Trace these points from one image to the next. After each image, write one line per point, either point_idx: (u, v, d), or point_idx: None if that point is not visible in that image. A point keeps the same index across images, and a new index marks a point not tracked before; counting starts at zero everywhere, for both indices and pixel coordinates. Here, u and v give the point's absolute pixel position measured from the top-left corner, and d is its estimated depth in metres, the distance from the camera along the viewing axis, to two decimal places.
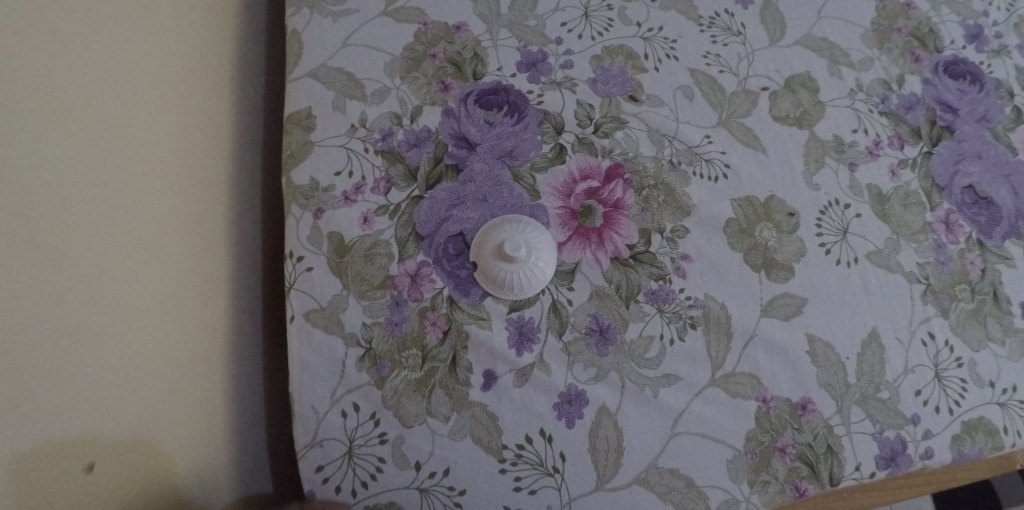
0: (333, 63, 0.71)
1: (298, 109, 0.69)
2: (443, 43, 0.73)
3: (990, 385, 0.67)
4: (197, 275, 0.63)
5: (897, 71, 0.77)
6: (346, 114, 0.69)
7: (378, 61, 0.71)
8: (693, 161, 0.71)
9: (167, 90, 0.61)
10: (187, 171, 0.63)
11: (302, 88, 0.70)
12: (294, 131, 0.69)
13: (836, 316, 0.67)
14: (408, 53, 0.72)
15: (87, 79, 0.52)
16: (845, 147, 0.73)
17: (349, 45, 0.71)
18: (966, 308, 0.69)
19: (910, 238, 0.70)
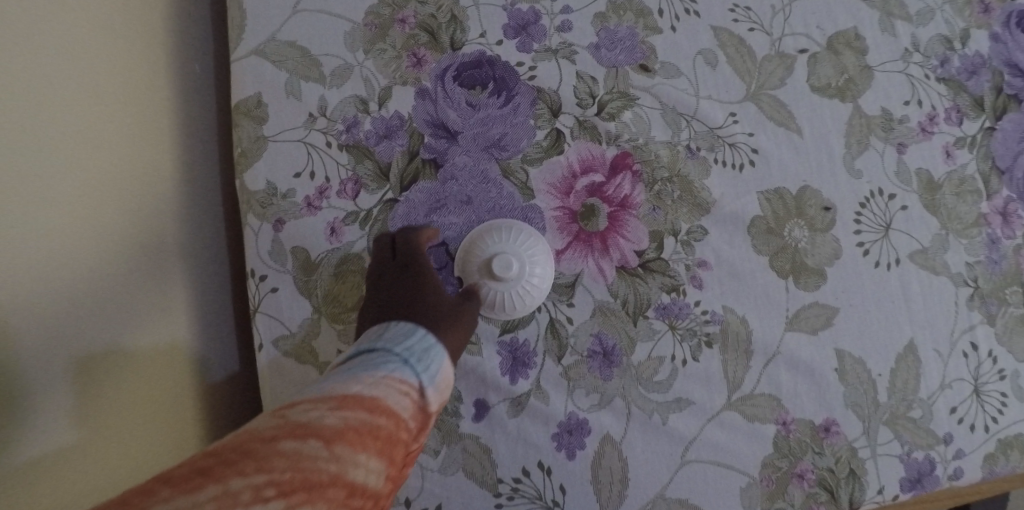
0: (284, 35, 0.58)
1: (244, 96, 0.58)
2: (413, 4, 0.60)
3: None
4: (154, 226, 0.53)
5: (961, 25, 0.64)
6: (303, 101, 0.58)
7: (337, 31, 0.59)
8: (715, 146, 0.61)
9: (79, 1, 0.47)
10: (80, 69, 0.47)
11: (247, 68, 0.58)
12: (242, 123, 0.58)
13: (870, 326, 0.60)
14: (373, 19, 0.59)
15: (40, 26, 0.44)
16: (894, 123, 0.62)
17: (300, 12, 0.59)
18: (1015, 313, 0.61)
19: (960, 232, 0.61)
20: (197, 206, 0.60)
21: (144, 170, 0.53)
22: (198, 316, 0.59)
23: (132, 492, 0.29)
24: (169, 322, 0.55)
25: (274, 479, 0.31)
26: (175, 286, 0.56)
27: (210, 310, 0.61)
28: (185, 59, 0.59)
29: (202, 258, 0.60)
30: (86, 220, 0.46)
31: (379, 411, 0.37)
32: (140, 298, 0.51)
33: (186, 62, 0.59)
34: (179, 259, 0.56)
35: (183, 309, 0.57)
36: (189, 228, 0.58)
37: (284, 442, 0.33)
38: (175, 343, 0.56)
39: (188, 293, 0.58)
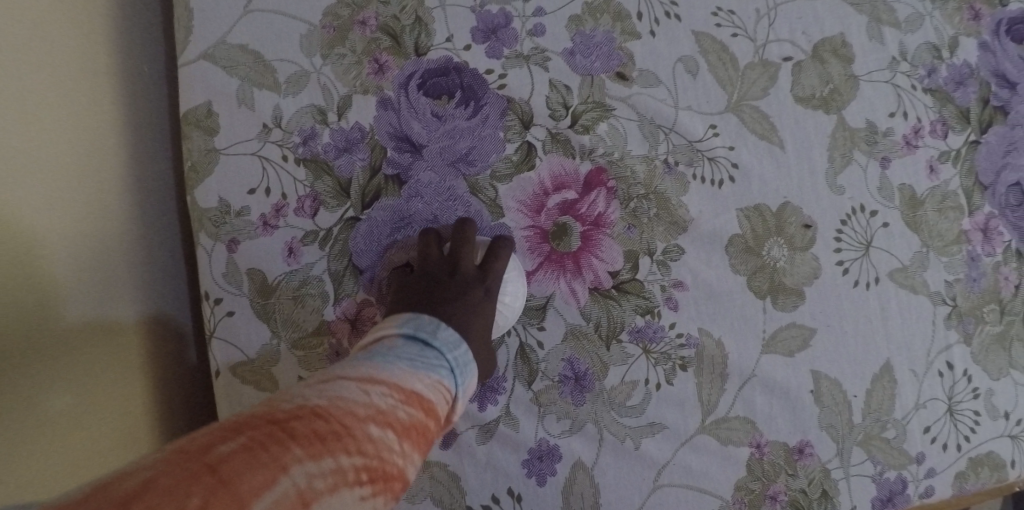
0: (234, 38, 0.54)
1: (193, 104, 0.53)
2: (374, 5, 0.55)
3: (1004, 417, 0.61)
4: (121, 201, 0.52)
5: (950, 32, 0.61)
6: (256, 110, 0.54)
7: (293, 33, 0.54)
8: (694, 161, 0.58)
9: None
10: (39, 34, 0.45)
11: (194, 74, 0.53)
12: (193, 134, 0.53)
13: (847, 347, 0.59)
14: (331, 20, 0.55)
15: None
16: (878, 137, 0.60)
17: (252, 11, 0.54)
18: (992, 332, 0.60)
19: (941, 250, 0.60)
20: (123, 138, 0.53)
21: (107, 144, 0.51)
22: (139, 246, 0.54)
23: (253, 441, 0.29)
24: (105, 268, 0.50)
25: (367, 464, 0.31)
26: (109, 225, 0.50)
27: (152, 239, 0.56)
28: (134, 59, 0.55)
29: (137, 185, 0.54)
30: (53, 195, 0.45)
31: (436, 412, 0.36)
32: (110, 282, 0.50)
33: (134, 59, 0.55)
34: (121, 210, 0.52)
35: (122, 249, 0.52)
36: (110, 154, 0.51)
37: (372, 426, 0.32)
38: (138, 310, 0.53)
39: (124, 223, 0.52)
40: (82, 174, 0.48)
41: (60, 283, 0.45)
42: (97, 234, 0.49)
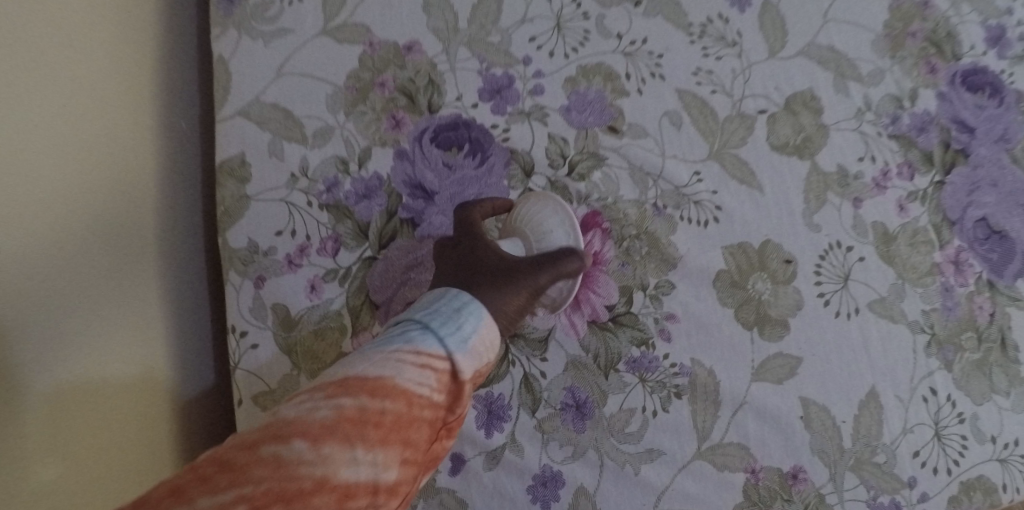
0: (267, 97, 0.61)
1: (229, 155, 0.60)
2: (393, 68, 0.62)
3: (991, 441, 0.63)
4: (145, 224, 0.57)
5: (910, 85, 0.68)
6: (285, 161, 0.60)
7: (321, 95, 0.61)
8: (681, 204, 0.64)
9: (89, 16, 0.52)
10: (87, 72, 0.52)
11: (231, 129, 0.60)
12: (227, 183, 0.60)
13: (833, 375, 0.62)
14: (354, 83, 0.62)
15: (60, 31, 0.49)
16: (849, 180, 0.65)
17: (283, 75, 0.61)
18: (972, 359, 0.63)
19: (916, 281, 0.64)
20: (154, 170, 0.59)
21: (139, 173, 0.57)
22: (175, 270, 0.61)
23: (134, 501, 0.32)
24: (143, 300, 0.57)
25: (248, 492, 0.32)
26: (131, 244, 0.56)
27: (173, 265, 0.61)
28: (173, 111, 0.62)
29: (161, 211, 0.60)
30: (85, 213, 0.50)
31: (381, 393, 0.37)
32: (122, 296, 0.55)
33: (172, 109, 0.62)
34: (142, 232, 0.57)
35: (139, 269, 0.57)
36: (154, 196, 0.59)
37: (269, 447, 0.34)
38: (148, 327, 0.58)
39: (160, 257, 0.60)
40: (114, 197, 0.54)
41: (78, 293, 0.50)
42: (119, 251, 0.54)
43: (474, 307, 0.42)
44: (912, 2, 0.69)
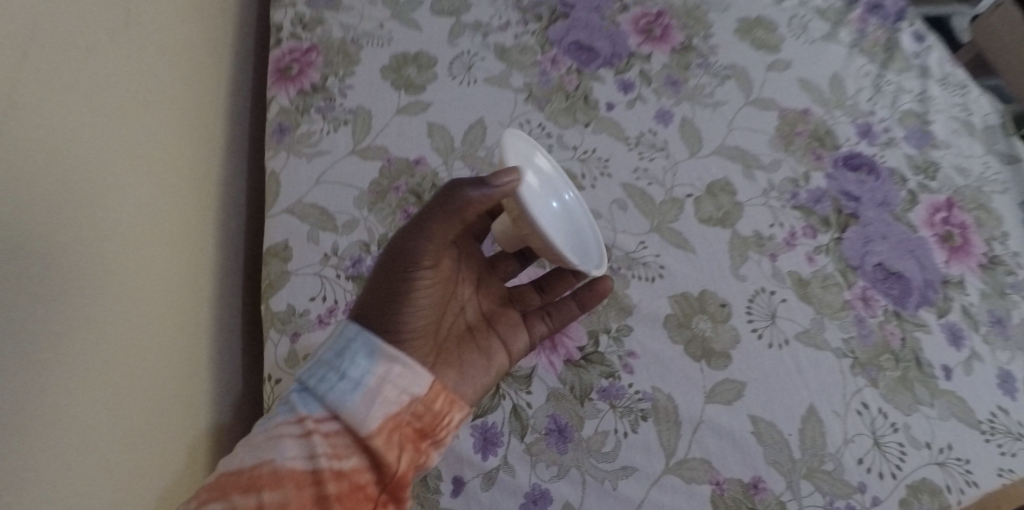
0: (308, 198, 0.81)
1: (275, 242, 0.79)
2: (405, 176, 0.84)
3: (927, 446, 0.72)
4: (184, 277, 0.73)
5: (803, 169, 0.87)
6: (320, 244, 0.78)
7: (349, 196, 0.82)
8: (631, 265, 0.80)
9: (178, 121, 0.76)
10: (170, 154, 0.73)
11: (279, 222, 0.80)
12: (273, 262, 0.78)
13: (775, 395, 0.73)
14: (375, 187, 0.83)
15: (161, 118, 0.72)
16: (765, 241, 0.82)
17: (322, 181, 0.83)
18: (893, 376, 0.75)
19: (833, 315, 0.77)
20: (197, 243, 0.77)
21: (185, 240, 0.75)
22: (215, 303, 0.80)
23: None
24: (195, 318, 0.75)
25: None
26: (175, 287, 0.71)
27: (199, 323, 0.76)
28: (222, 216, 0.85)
29: (195, 278, 0.76)
30: (153, 239, 0.67)
31: (252, 487, 0.52)
32: (166, 325, 0.68)
33: (214, 209, 0.83)
34: (182, 283, 0.73)
35: (177, 307, 0.71)
36: (202, 242, 0.79)
37: None
38: (179, 361, 0.70)
39: (206, 289, 0.78)
40: (169, 243, 0.71)
41: (144, 298, 0.64)
42: (168, 286, 0.69)
43: (356, 350, 0.58)
44: (794, 112, 0.91)
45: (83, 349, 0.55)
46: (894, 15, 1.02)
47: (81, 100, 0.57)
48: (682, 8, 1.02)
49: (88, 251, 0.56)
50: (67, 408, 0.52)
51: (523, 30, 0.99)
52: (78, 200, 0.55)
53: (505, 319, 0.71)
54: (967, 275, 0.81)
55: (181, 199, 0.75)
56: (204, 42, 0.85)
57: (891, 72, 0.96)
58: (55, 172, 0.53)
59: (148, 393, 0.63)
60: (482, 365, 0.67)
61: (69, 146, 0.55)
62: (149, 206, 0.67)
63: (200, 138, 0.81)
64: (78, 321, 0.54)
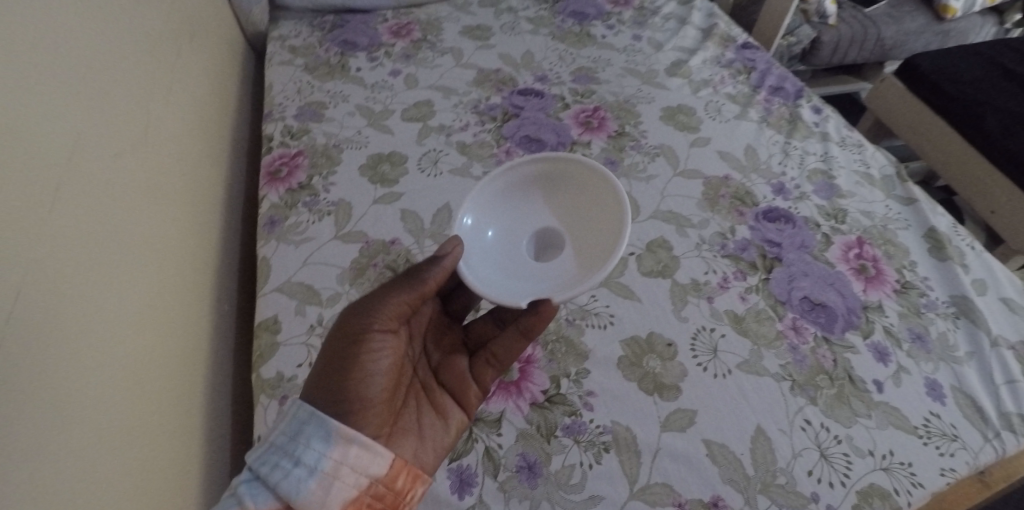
0: (295, 278, 0.93)
1: (266, 317, 0.90)
2: (381, 254, 0.96)
3: (870, 453, 0.76)
4: (184, 340, 0.86)
5: (728, 224, 0.98)
6: (306, 317, 0.89)
7: (333, 274, 0.94)
8: (585, 316, 0.88)
9: (183, 216, 0.93)
10: (175, 237, 0.89)
11: (270, 299, 0.92)
12: (264, 335, 0.89)
13: (724, 420, 0.78)
14: (355, 265, 0.95)
15: (168, 207, 0.89)
16: (701, 286, 0.90)
17: (309, 263, 0.95)
18: (830, 393, 0.80)
19: (768, 345, 0.84)
20: (195, 317, 0.91)
21: (186, 311, 0.88)
22: (206, 378, 0.90)
23: None
24: (192, 382, 0.86)
25: None
26: (177, 346, 0.84)
27: (194, 385, 0.86)
28: (216, 304, 0.99)
29: (193, 344, 0.89)
30: (158, 299, 0.81)
31: None
32: (168, 374, 0.80)
33: (210, 295, 0.97)
34: (183, 344, 0.85)
35: (178, 363, 0.83)
36: (200, 320, 0.92)
37: None
38: (175, 409, 0.80)
39: (202, 360, 0.90)
40: (172, 307, 0.85)
41: (150, 342, 0.77)
42: (171, 343, 0.82)
43: (310, 434, 0.66)
44: (717, 179, 1.05)
45: (107, 384, 0.68)
46: (794, 95, 1.22)
47: (106, 183, 0.76)
48: (614, 104, 1.20)
49: (109, 308, 0.71)
50: (85, 414, 0.64)
51: (481, 130, 1.16)
52: (101, 269, 0.72)
53: (453, 373, 0.80)
54: (884, 300, 0.89)
55: (184, 277, 0.90)
56: (205, 161, 1.05)
57: (795, 139, 1.12)
58: (76, 219, 0.69)
59: (153, 434, 0.74)
60: (439, 427, 0.76)
61: (95, 227, 0.72)
62: (154, 270, 0.82)
63: (201, 234, 0.98)
64: (102, 359, 0.68)
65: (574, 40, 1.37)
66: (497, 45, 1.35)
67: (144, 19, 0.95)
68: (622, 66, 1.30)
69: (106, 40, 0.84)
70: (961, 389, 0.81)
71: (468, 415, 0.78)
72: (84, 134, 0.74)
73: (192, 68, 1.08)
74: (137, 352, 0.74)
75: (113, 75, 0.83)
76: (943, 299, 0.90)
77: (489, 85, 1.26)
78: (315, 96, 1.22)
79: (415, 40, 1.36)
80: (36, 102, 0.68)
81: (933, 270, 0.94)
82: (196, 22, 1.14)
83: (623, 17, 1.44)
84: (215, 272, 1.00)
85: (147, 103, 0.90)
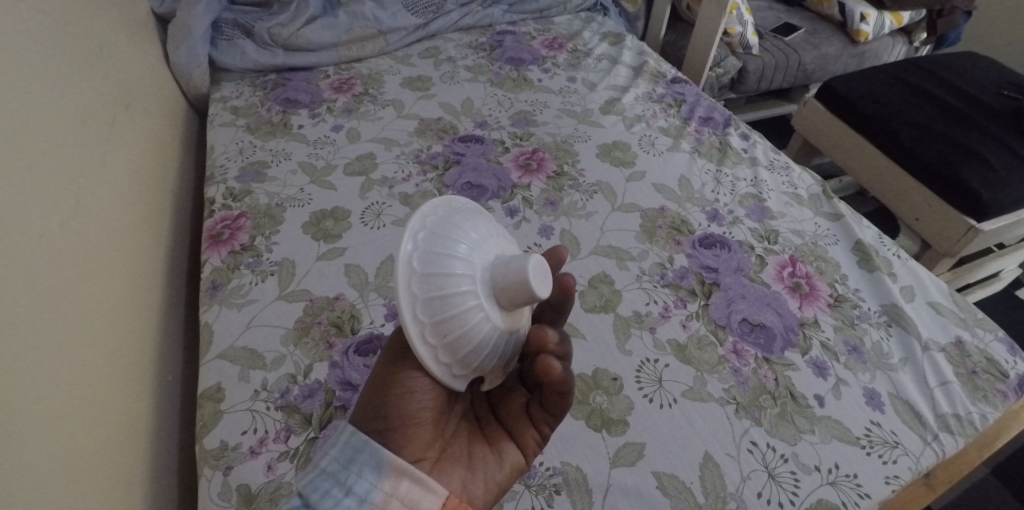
0: (238, 342, 0.92)
1: (209, 385, 0.88)
2: (325, 311, 0.96)
3: (816, 469, 0.77)
4: (128, 395, 0.87)
5: (667, 254, 1.00)
6: (250, 382, 0.88)
7: (277, 335, 0.93)
8: None
9: (128, 271, 0.95)
10: (119, 292, 0.91)
11: (212, 366, 0.90)
12: (207, 404, 0.86)
13: (672, 449, 0.78)
14: (299, 324, 0.94)
15: (112, 263, 0.91)
16: (643, 317, 0.91)
17: (252, 326, 0.94)
18: (773, 413, 0.81)
19: (711, 371, 0.85)
20: (140, 378, 0.91)
21: (131, 365, 0.89)
22: (149, 450, 0.88)
23: None
24: (130, 458, 0.84)
25: None
26: (121, 401, 0.85)
27: (136, 454, 0.85)
28: (162, 375, 0.98)
29: (137, 404, 0.89)
30: (100, 353, 0.83)
31: None
32: (111, 427, 0.81)
33: (155, 362, 0.96)
34: (126, 401, 0.86)
35: (121, 419, 0.83)
36: (140, 392, 0.90)
37: None
38: (116, 473, 0.80)
39: (143, 433, 0.88)
40: (116, 362, 0.86)
41: (90, 397, 0.78)
42: (113, 396, 0.83)
43: (364, 462, 0.64)
44: (654, 210, 1.08)
45: (36, 466, 0.67)
46: (723, 124, 1.29)
47: (46, 241, 0.79)
48: (552, 144, 1.23)
49: (33, 394, 0.69)
50: (21, 468, 0.65)
51: (423, 179, 1.18)
52: (26, 353, 0.70)
53: (513, 412, 0.74)
54: (819, 315, 0.92)
55: (128, 332, 0.91)
56: (144, 230, 1.04)
57: (726, 166, 1.17)
58: (13, 280, 0.71)
59: (93, 497, 0.74)
60: (493, 462, 0.71)
61: (27, 302, 0.72)
62: (97, 325, 0.84)
63: (147, 289, 1.00)
64: (24, 450, 0.66)
65: (511, 85, 1.41)
66: (437, 94, 1.38)
67: (78, 95, 0.95)
68: (559, 107, 1.34)
69: (37, 121, 0.84)
70: (897, 396, 0.84)
71: (524, 455, 0.73)
72: (9, 219, 0.73)
73: (132, 138, 1.08)
74: (64, 435, 0.72)
75: (45, 155, 0.83)
76: (874, 308, 0.94)
77: (430, 134, 1.28)
78: (257, 155, 1.23)
79: (356, 94, 1.38)
80: None
81: (863, 282, 0.97)
82: (134, 91, 1.14)
83: (558, 61, 1.49)
84: (159, 335, 1.00)
85: (82, 178, 0.90)
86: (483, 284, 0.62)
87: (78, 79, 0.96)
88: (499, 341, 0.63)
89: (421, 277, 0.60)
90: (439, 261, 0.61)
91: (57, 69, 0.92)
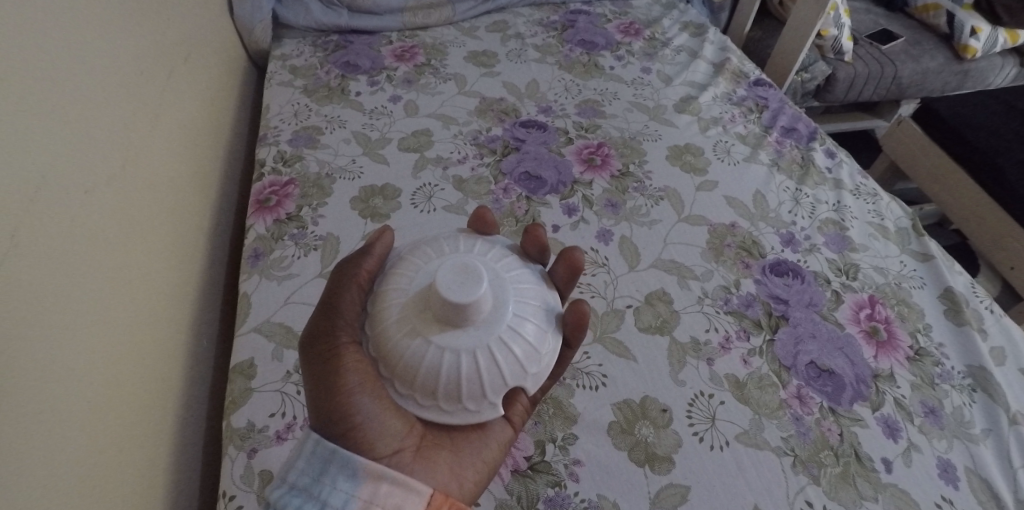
0: (275, 318, 0.89)
1: (242, 359, 0.86)
2: None
3: None
4: (167, 355, 0.86)
5: (733, 277, 0.93)
6: (284, 362, 0.85)
7: None
8: (576, 375, 0.81)
9: (176, 226, 0.94)
10: (167, 248, 0.90)
11: (246, 341, 0.87)
12: (238, 379, 0.84)
13: (717, 496, 0.72)
14: None
15: (162, 217, 0.90)
16: (701, 346, 0.85)
17: (290, 302, 0.91)
18: (834, 472, 0.74)
19: (770, 415, 0.78)
20: (177, 340, 0.89)
21: (170, 324, 0.88)
22: (178, 413, 0.87)
23: None
24: (159, 424, 0.82)
25: None
26: (160, 360, 0.84)
27: (167, 416, 0.84)
28: (198, 337, 0.96)
29: (174, 364, 0.88)
30: (143, 310, 0.82)
31: None
32: (148, 386, 0.80)
33: (192, 324, 0.95)
34: (164, 360, 0.85)
35: (157, 378, 0.83)
36: (173, 360, 0.87)
37: None
38: (146, 435, 0.79)
39: (174, 396, 0.87)
40: (157, 320, 0.85)
41: (132, 356, 0.78)
42: (153, 353, 0.83)
43: (336, 473, 0.63)
44: (723, 226, 1.00)
45: (70, 425, 0.66)
46: (806, 137, 1.19)
47: (101, 193, 0.77)
48: (619, 139, 1.16)
49: (69, 359, 0.67)
50: (57, 425, 0.64)
51: (479, 163, 1.12)
52: (58, 316, 0.67)
53: None
54: (896, 368, 0.84)
55: (172, 289, 0.90)
56: (194, 187, 1.02)
57: (806, 186, 1.08)
58: (68, 235, 0.70)
59: (121, 459, 0.73)
60: (478, 443, 0.69)
61: (76, 258, 0.71)
62: (144, 282, 0.83)
63: (193, 245, 0.99)
64: (42, 422, 0.63)
65: (581, 70, 1.33)
66: (501, 72, 1.31)
67: (135, 43, 0.91)
68: (630, 100, 1.25)
69: (88, 71, 0.80)
70: (976, 472, 0.76)
71: (510, 433, 0.70)
72: (59, 175, 0.71)
73: (191, 89, 1.05)
74: (96, 399, 0.70)
75: (102, 103, 0.81)
76: (959, 369, 0.85)
77: (491, 115, 1.21)
78: (311, 120, 1.18)
79: (418, 64, 1.32)
80: (29, 115, 0.68)
81: (949, 336, 0.88)
82: (194, 42, 1.10)
83: (632, 48, 1.39)
84: (200, 294, 0.99)
85: (139, 128, 0.88)
86: (427, 314, 0.62)
87: (143, 23, 0.94)
88: (466, 360, 0.61)
89: (371, 330, 0.65)
90: (381, 282, 0.67)
91: (114, 16, 0.87)
